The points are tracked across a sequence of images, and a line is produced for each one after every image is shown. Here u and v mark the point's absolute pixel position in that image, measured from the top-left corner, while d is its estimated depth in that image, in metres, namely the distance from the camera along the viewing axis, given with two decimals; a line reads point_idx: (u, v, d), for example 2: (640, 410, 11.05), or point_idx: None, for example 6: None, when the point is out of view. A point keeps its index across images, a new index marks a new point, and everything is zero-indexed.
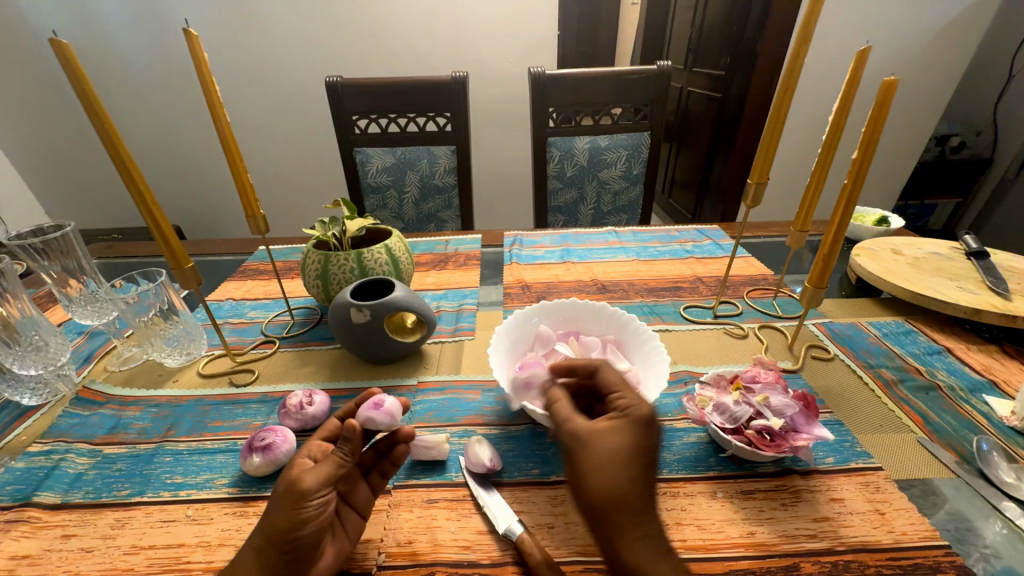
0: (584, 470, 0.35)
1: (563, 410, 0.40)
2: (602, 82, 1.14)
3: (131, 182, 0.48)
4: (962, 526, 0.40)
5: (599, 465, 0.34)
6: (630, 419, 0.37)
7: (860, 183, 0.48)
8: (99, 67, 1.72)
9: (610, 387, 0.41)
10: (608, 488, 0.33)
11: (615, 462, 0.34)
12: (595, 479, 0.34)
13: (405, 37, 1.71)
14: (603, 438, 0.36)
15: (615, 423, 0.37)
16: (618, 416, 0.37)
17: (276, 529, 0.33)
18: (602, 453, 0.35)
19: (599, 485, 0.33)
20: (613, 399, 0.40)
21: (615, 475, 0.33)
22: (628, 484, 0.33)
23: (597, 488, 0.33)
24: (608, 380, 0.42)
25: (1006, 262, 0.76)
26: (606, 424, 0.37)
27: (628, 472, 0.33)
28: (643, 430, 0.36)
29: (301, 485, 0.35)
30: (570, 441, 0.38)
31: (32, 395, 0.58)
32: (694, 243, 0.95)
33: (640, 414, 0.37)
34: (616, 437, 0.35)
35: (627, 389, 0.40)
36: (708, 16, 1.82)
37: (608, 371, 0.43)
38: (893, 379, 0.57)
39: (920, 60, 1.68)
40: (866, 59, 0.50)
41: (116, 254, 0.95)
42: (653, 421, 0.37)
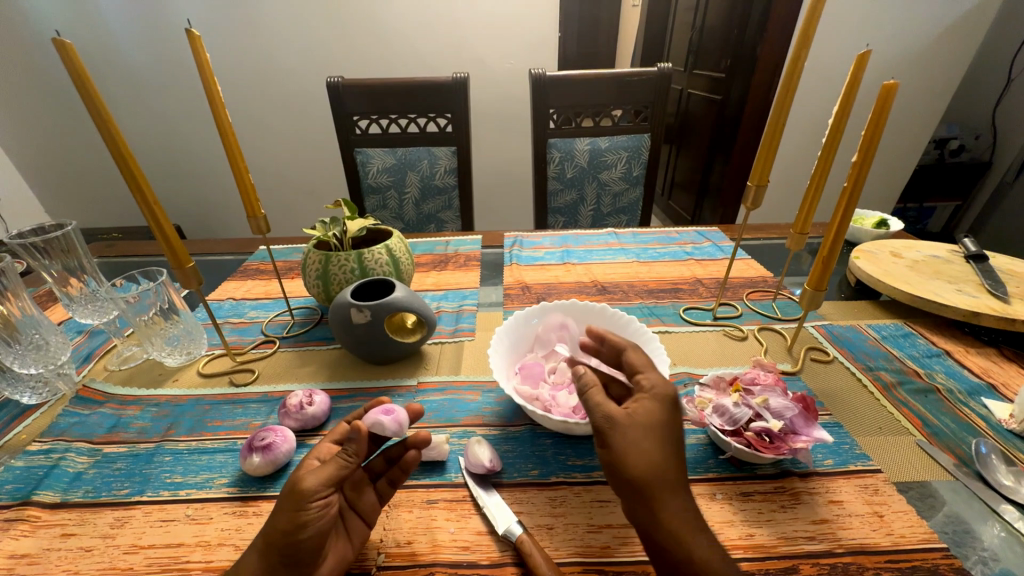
0: (623, 450, 0.35)
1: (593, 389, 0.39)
2: (603, 84, 1.14)
3: (133, 182, 0.48)
4: (961, 529, 0.40)
5: (641, 445, 0.35)
6: (660, 399, 0.38)
7: (860, 186, 0.48)
8: (101, 66, 1.72)
9: (634, 368, 0.42)
10: (650, 468, 0.34)
11: (655, 443, 0.35)
12: (638, 459, 0.35)
13: (406, 38, 1.72)
14: (640, 418, 0.36)
15: (648, 403, 0.38)
16: (647, 396, 0.38)
17: (281, 528, 0.33)
18: (642, 434, 0.36)
19: (640, 465, 0.34)
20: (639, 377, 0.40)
21: (656, 455, 0.35)
22: (666, 462, 0.35)
23: (640, 467, 0.34)
24: (632, 360, 0.42)
25: (1004, 265, 0.76)
26: (639, 403, 0.38)
27: (666, 452, 0.35)
28: (672, 409, 0.38)
29: (304, 485, 0.34)
30: (602, 421, 0.37)
31: (32, 394, 0.58)
32: (694, 245, 0.95)
33: (667, 393, 0.38)
34: (654, 418, 0.36)
35: (648, 368, 0.41)
36: (708, 18, 1.82)
37: (631, 352, 0.43)
38: (891, 382, 0.57)
39: (921, 63, 1.68)
40: (866, 62, 0.50)
41: (116, 253, 0.95)
42: (677, 400, 0.38)
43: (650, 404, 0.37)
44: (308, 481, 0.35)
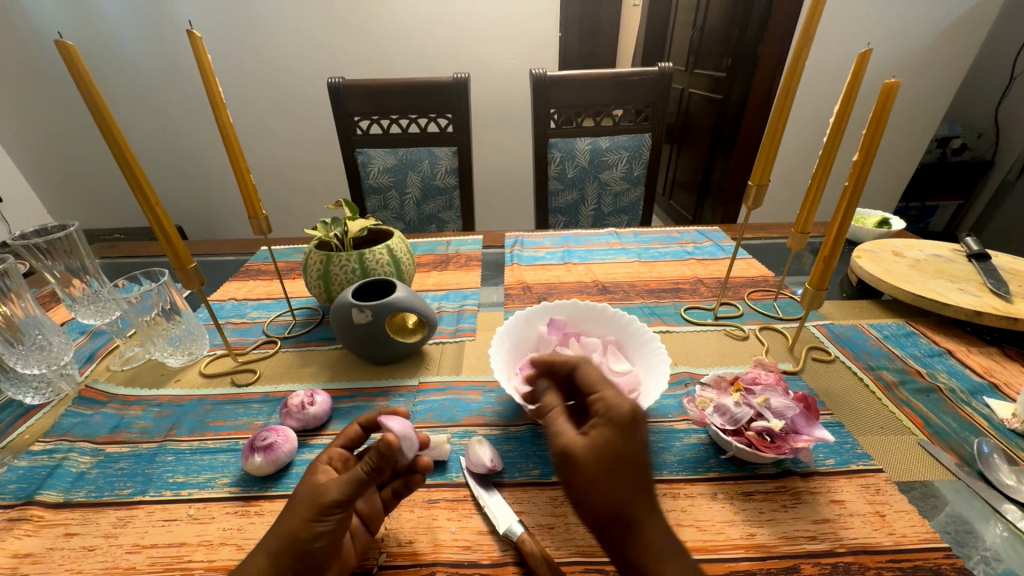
0: (584, 486, 0.32)
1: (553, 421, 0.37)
2: (603, 84, 1.14)
3: (134, 181, 0.48)
4: (963, 528, 0.40)
5: (599, 481, 0.32)
6: (616, 423, 0.33)
7: (861, 186, 0.48)
8: (103, 68, 1.73)
9: (592, 388, 0.38)
10: (610, 502, 0.31)
11: (613, 474, 0.31)
12: (597, 496, 0.31)
13: (407, 39, 1.72)
14: (594, 449, 0.33)
15: (603, 430, 0.33)
16: (603, 421, 0.34)
17: (292, 537, 0.34)
18: (597, 468, 0.32)
19: (601, 500, 0.31)
20: (595, 400, 0.36)
21: (617, 488, 0.31)
22: (624, 497, 0.31)
23: (601, 503, 0.31)
24: (588, 379, 0.39)
25: (1007, 264, 0.76)
26: (593, 431, 0.34)
27: (629, 483, 0.31)
28: (635, 431, 0.33)
29: (323, 495, 0.35)
30: (561, 457, 0.34)
31: (35, 394, 0.58)
32: (695, 245, 0.95)
33: (622, 416, 0.34)
34: (609, 447, 0.32)
35: (606, 387, 0.37)
36: (709, 17, 1.82)
37: (587, 370, 0.39)
38: (893, 381, 0.57)
39: (923, 62, 1.68)
40: (868, 60, 0.50)
41: (119, 253, 0.95)
42: (637, 420, 0.33)
43: (604, 430, 0.33)
44: (326, 491, 0.35)
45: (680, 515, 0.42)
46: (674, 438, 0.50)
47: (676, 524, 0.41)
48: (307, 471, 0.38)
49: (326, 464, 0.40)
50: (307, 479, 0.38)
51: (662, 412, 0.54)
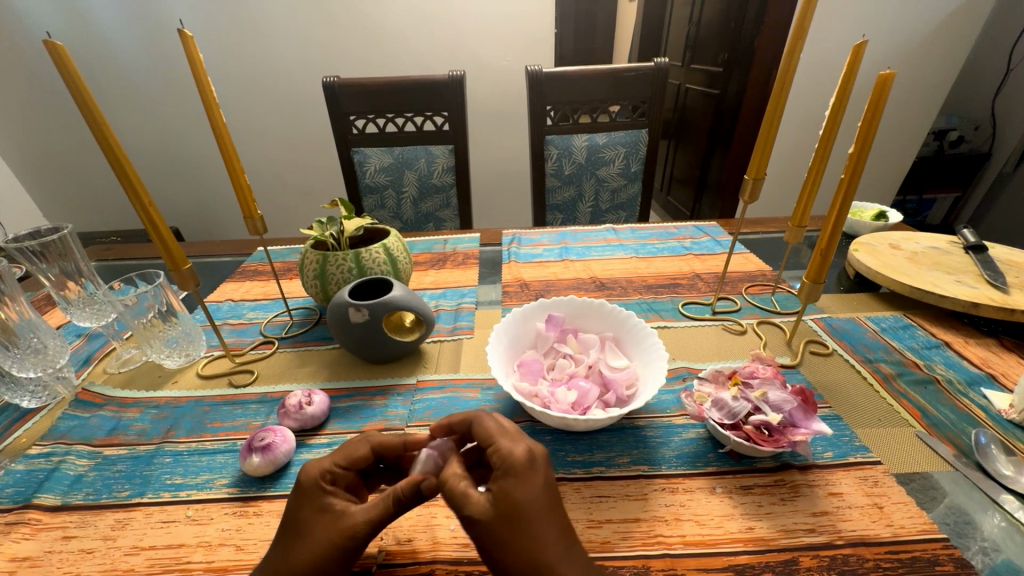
0: (499, 547, 0.33)
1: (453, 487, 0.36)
2: (599, 79, 1.14)
3: (124, 178, 0.48)
4: (962, 519, 0.40)
5: (508, 536, 0.33)
6: (513, 475, 0.35)
7: (857, 178, 0.48)
8: (96, 68, 1.72)
9: (485, 440, 0.39)
10: (527, 553, 0.32)
11: (524, 528, 0.33)
12: (513, 554, 0.32)
13: (402, 38, 1.72)
14: (499, 506, 0.34)
15: (504, 484, 0.34)
16: (502, 476, 0.35)
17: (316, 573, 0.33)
18: (503, 523, 0.33)
19: (517, 558, 0.32)
20: (492, 452, 0.37)
21: (529, 540, 0.32)
22: (537, 546, 0.32)
23: (516, 559, 0.32)
24: (481, 436, 0.39)
25: (1005, 255, 0.76)
26: (494, 486, 0.35)
27: (539, 530, 0.33)
28: (537, 480, 0.35)
29: (350, 531, 0.34)
30: (470, 526, 0.34)
31: (31, 398, 0.58)
32: (692, 240, 0.95)
33: (518, 466, 0.35)
34: (513, 501, 0.33)
35: (501, 436, 0.38)
36: (705, 13, 1.82)
37: (480, 425, 0.40)
38: (891, 374, 0.57)
39: (919, 54, 1.68)
40: (862, 53, 0.50)
41: (115, 256, 0.95)
42: (532, 466, 0.35)
43: (505, 485, 0.34)
44: (352, 528, 0.34)
45: (678, 509, 0.42)
46: (673, 433, 0.50)
47: (675, 519, 0.41)
48: (311, 495, 0.36)
49: (331, 484, 0.38)
50: (313, 506, 0.36)
51: (660, 408, 0.54)
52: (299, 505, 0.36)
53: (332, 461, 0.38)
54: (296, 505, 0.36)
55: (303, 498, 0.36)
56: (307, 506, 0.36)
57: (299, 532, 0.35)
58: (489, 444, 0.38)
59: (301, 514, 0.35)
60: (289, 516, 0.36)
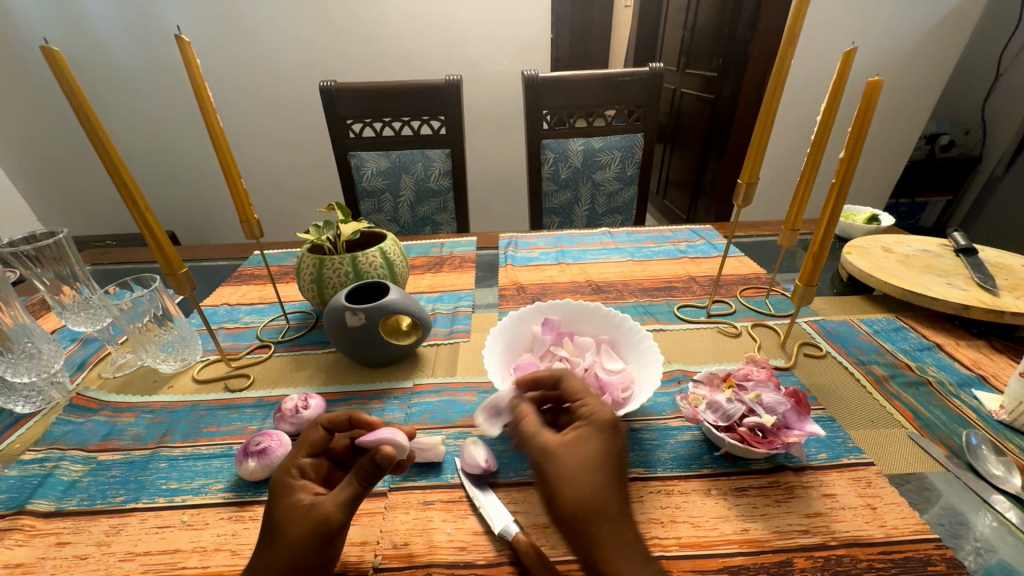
0: (557, 481, 0.37)
1: (533, 427, 0.41)
2: (595, 85, 1.15)
3: (121, 182, 0.48)
4: (955, 520, 0.41)
5: (575, 473, 0.36)
6: (594, 427, 0.39)
7: (848, 183, 0.49)
8: (91, 71, 1.71)
9: (574, 396, 0.43)
10: (584, 496, 0.35)
11: (588, 470, 0.36)
12: (571, 489, 0.36)
13: (400, 43, 1.73)
14: (570, 446, 0.38)
15: (583, 431, 0.39)
16: (585, 425, 0.40)
17: (297, 566, 0.33)
18: (569, 459, 0.37)
19: (571, 494, 0.35)
20: (579, 406, 0.42)
21: (590, 481, 0.36)
22: (597, 490, 0.35)
23: (569, 494, 0.35)
24: (570, 389, 0.44)
25: (995, 258, 0.77)
26: (575, 432, 0.39)
27: (602, 477, 0.36)
28: (613, 438, 0.39)
29: (323, 518, 0.34)
30: (540, 454, 0.39)
31: (26, 403, 0.58)
32: (687, 243, 0.96)
33: (602, 421, 0.40)
34: (587, 446, 0.38)
35: (588, 395, 0.43)
36: (700, 19, 1.84)
37: (568, 379, 0.45)
38: (883, 376, 0.58)
39: (910, 59, 1.70)
40: (852, 59, 0.50)
41: (110, 260, 0.95)
42: (615, 426, 0.39)
43: (584, 432, 0.39)
44: (324, 514, 0.34)
45: (674, 511, 0.42)
46: (668, 435, 0.51)
47: (670, 521, 0.41)
48: (282, 492, 0.37)
49: (300, 479, 0.38)
50: (287, 501, 0.36)
51: (655, 411, 0.54)
52: (273, 506, 0.36)
53: (296, 457, 0.39)
54: (273, 506, 0.36)
55: (277, 497, 0.37)
56: (281, 504, 0.36)
57: (276, 528, 0.35)
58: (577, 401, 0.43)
59: (275, 516, 0.35)
60: (267, 519, 0.36)
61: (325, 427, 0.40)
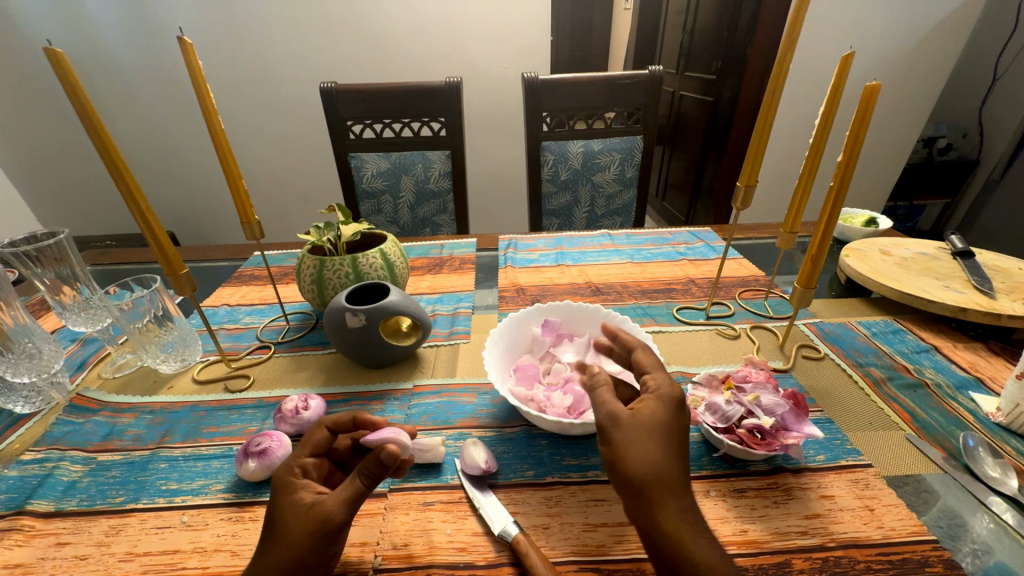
0: (624, 448, 0.35)
1: (599, 392, 0.39)
2: (595, 87, 1.15)
3: (122, 182, 0.48)
4: (952, 522, 0.41)
5: (644, 443, 0.35)
6: (663, 399, 0.38)
7: (846, 185, 0.49)
8: (91, 72, 1.71)
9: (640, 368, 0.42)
10: (652, 466, 0.34)
11: (656, 441, 0.35)
12: (638, 457, 0.34)
13: (401, 45, 1.73)
14: (643, 416, 0.36)
15: (652, 403, 0.37)
16: (652, 396, 0.38)
17: (298, 566, 0.33)
18: (643, 428, 0.35)
19: (639, 463, 0.34)
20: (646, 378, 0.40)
21: (657, 452, 0.34)
22: (663, 462, 0.34)
23: (639, 461, 0.34)
24: (641, 361, 0.43)
25: (992, 261, 0.77)
26: (643, 402, 0.37)
27: (668, 449, 0.35)
28: (677, 413, 0.37)
29: (325, 516, 0.34)
30: (606, 420, 0.37)
31: (25, 403, 0.58)
32: (687, 245, 0.96)
33: (670, 395, 0.38)
34: (657, 417, 0.36)
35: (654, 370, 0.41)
36: (699, 22, 1.84)
37: (642, 355, 0.44)
38: (881, 378, 0.58)
39: (909, 63, 1.71)
40: (850, 63, 0.50)
41: (110, 260, 0.95)
42: (681, 402, 0.38)
43: (653, 403, 0.37)
44: (327, 511, 0.34)
45: None
46: None
47: None
48: (284, 492, 0.36)
49: (302, 478, 0.38)
50: (290, 498, 0.36)
51: None
52: (275, 506, 0.36)
53: (300, 456, 0.39)
54: (274, 504, 0.36)
55: (278, 495, 0.36)
56: (283, 503, 0.36)
57: (278, 525, 0.35)
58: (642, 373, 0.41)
59: (276, 513, 0.36)
60: (269, 516, 0.36)
61: (330, 428, 0.40)
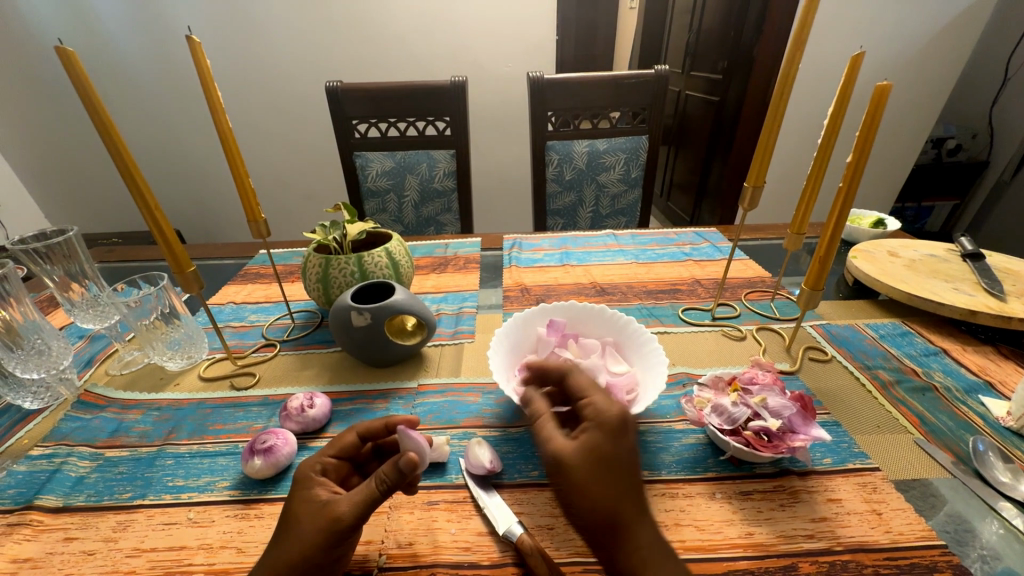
0: (572, 489, 0.35)
1: (545, 430, 0.40)
2: (600, 86, 1.15)
3: (130, 180, 0.48)
4: (961, 527, 0.41)
5: (589, 482, 0.35)
6: (601, 428, 0.37)
7: (855, 186, 0.48)
8: (100, 71, 1.73)
9: (580, 394, 0.42)
10: (601, 503, 0.34)
11: (598, 478, 0.35)
12: (586, 497, 0.34)
13: (407, 44, 1.73)
14: (581, 452, 0.36)
15: (592, 434, 0.37)
16: (590, 427, 0.38)
17: (302, 565, 0.33)
18: (586, 467, 0.35)
19: (588, 502, 0.34)
20: (584, 405, 0.40)
21: (603, 487, 0.34)
22: (611, 498, 0.34)
23: (590, 500, 0.34)
24: (576, 385, 0.43)
25: (1002, 263, 0.76)
26: (583, 435, 0.37)
27: (615, 483, 0.34)
28: (620, 436, 0.37)
29: (336, 516, 0.35)
30: (551, 461, 0.38)
31: (34, 399, 0.58)
32: (692, 246, 0.96)
33: (605, 424, 0.37)
34: (595, 451, 0.36)
35: (592, 392, 0.41)
36: (705, 22, 1.84)
37: (576, 377, 0.43)
38: (889, 381, 0.58)
39: (918, 63, 1.69)
40: (861, 63, 0.50)
41: (117, 258, 0.95)
42: (620, 428, 0.37)
43: (592, 434, 0.37)
44: (339, 512, 0.35)
45: (679, 514, 0.42)
46: (673, 438, 0.51)
47: (675, 524, 0.41)
48: (302, 487, 0.37)
49: (321, 476, 0.39)
50: (305, 495, 0.37)
51: (660, 413, 0.54)
52: (292, 500, 0.37)
53: (324, 455, 0.40)
54: (290, 498, 0.37)
55: (295, 490, 0.37)
56: (299, 497, 0.37)
57: (291, 518, 0.36)
58: (582, 399, 0.41)
59: (292, 506, 0.36)
60: (285, 508, 0.37)
61: (360, 433, 0.41)
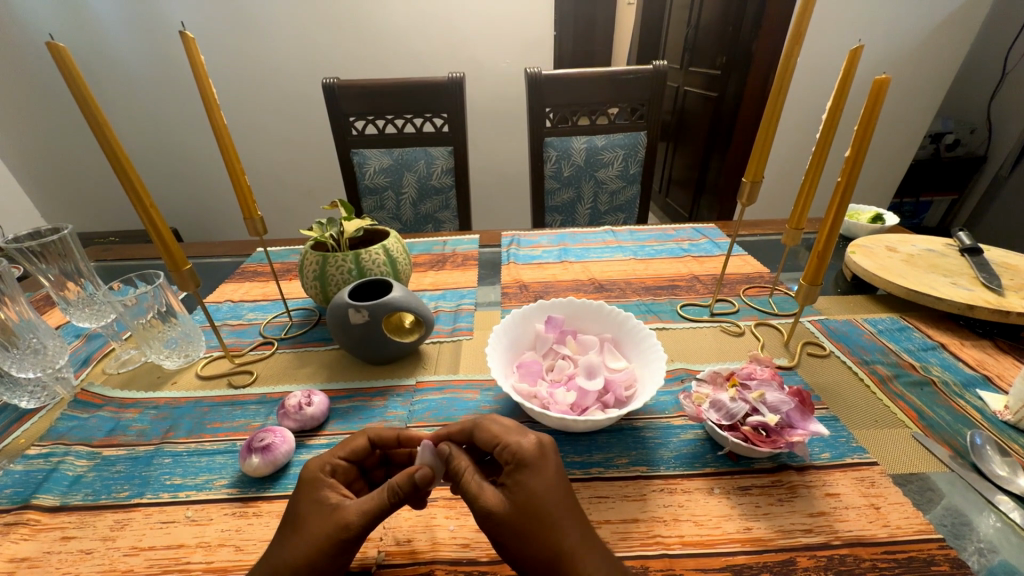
0: (514, 540, 0.34)
1: (466, 487, 0.37)
2: (597, 82, 1.14)
3: (125, 177, 0.48)
4: (958, 521, 0.41)
5: (529, 526, 0.33)
6: (526, 467, 0.36)
7: (854, 180, 0.48)
8: (94, 68, 1.72)
9: (492, 442, 0.39)
10: (548, 543, 0.33)
11: (536, 520, 0.33)
12: (530, 543, 0.33)
13: (404, 41, 1.72)
14: (512, 499, 0.35)
15: (518, 476, 0.36)
16: (514, 471, 0.36)
17: (311, 568, 0.33)
18: (522, 515, 0.34)
19: (532, 547, 0.33)
20: (501, 450, 0.38)
21: (546, 526, 0.33)
22: (554, 536, 0.33)
23: (536, 548, 0.33)
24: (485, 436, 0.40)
25: (1000, 257, 0.76)
26: (510, 480, 0.36)
27: (554, 520, 0.33)
28: (548, 469, 0.36)
29: (344, 522, 0.34)
30: (483, 520, 0.35)
31: (31, 398, 0.58)
32: (691, 242, 0.96)
33: (527, 463, 0.36)
34: (527, 494, 0.35)
35: (506, 434, 0.39)
36: (704, 17, 1.83)
37: (484, 426, 0.40)
38: (887, 375, 0.58)
39: (917, 57, 1.68)
40: (859, 56, 0.49)
41: (114, 256, 0.95)
42: (541, 464, 0.36)
43: (520, 476, 0.36)
44: (348, 519, 0.34)
45: (677, 510, 0.42)
46: (671, 434, 0.51)
47: (673, 519, 0.41)
48: (311, 487, 0.37)
49: (330, 476, 0.39)
50: (313, 496, 0.36)
51: (659, 409, 0.54)
52: (300, 498, 0.37)
53: (335, 455, 0.40)
54: (298, 497, 0.37)
55: (303, 490, 0.37)
56: (307, 497, 0.36)
57: (298, 519, 0.35)
58: (496, 444, 0.39)
59: (300, 505, 0.36)
60: (292, 505, 0.37)
61: (373, 438, 0.42)
